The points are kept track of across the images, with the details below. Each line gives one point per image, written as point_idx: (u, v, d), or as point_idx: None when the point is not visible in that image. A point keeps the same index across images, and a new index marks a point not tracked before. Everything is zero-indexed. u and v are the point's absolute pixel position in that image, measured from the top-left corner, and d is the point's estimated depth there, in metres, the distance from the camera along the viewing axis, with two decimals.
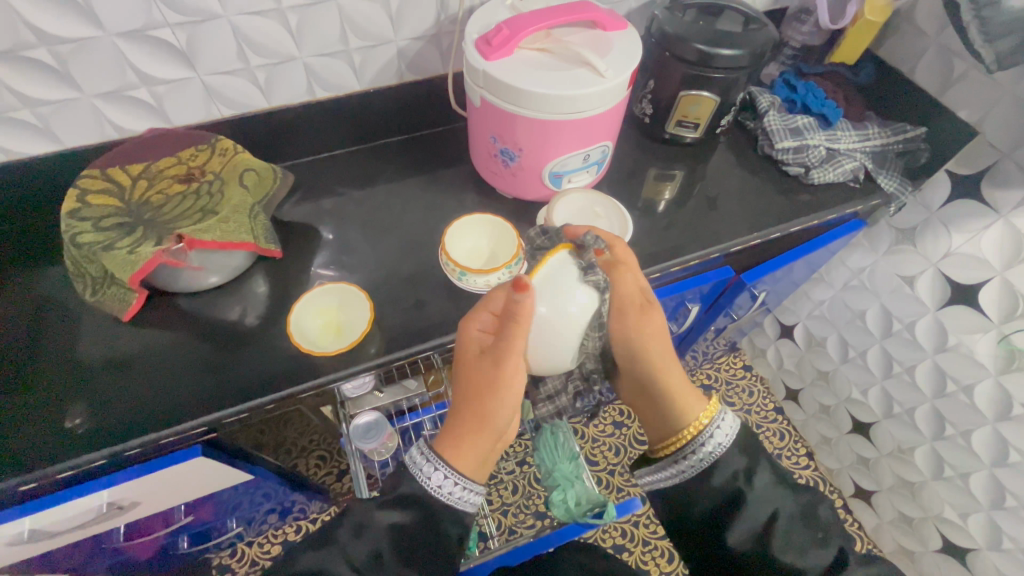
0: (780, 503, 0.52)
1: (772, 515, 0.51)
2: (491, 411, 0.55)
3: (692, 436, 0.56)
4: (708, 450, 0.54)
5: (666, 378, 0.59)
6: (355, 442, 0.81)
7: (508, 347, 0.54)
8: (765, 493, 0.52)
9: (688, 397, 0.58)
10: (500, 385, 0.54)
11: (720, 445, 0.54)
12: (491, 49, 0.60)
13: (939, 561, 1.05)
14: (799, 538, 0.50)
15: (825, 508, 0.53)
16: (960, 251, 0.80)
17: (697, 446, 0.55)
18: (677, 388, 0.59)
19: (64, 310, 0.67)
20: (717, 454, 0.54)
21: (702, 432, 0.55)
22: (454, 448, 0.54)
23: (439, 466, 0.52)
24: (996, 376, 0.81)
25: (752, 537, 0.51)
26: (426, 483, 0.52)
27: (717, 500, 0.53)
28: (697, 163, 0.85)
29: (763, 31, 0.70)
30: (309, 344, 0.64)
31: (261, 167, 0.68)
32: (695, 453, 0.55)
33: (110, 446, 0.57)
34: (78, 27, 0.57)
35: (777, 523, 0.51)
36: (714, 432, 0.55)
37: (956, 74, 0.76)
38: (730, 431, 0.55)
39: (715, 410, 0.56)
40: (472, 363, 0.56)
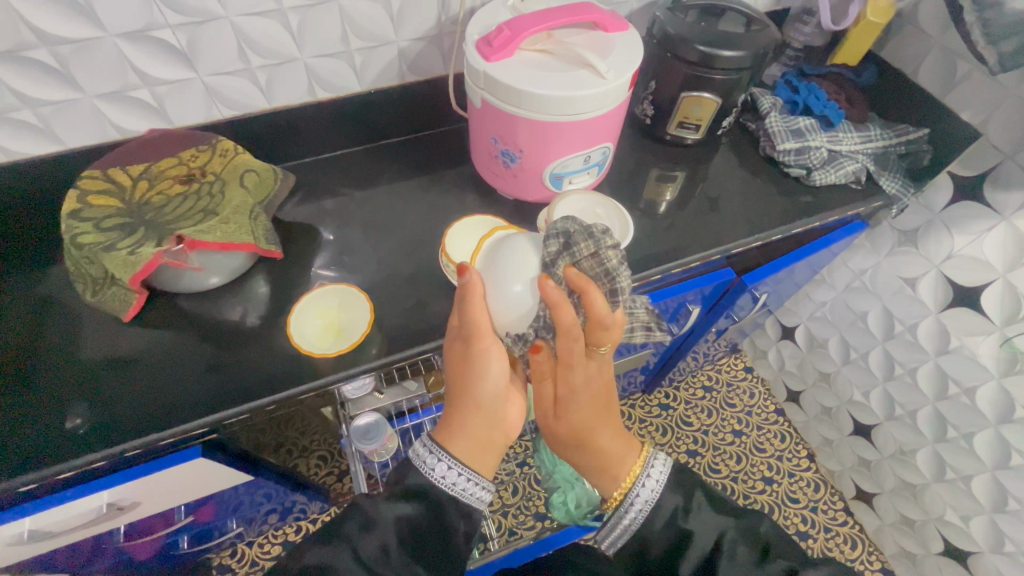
0: (722, 528, 0.51)
1: (715, 546, 0.50)
2: (477, 391, 0.54)
3: (624, 493, 0.55)
4: (638, 502, 0.54)
5: (601, 438, 0.58)
6: (355, 443, 0.82)
7: (477, 324, 0.54)
8: (704, 520, 0.52)
9: (620, 446, 0.58)
10: (479, 361, 0.55)
11: (655, 488, 0.55)
12: (492, 49, 0.60)
13: (940, 564, 1.04)
14: (746, 559, 0.49)
15: (768, 528, 0.51)
16: (962, 253, 0.79)
17: (628, 499, 0.55)
18: (611, 444, 0.58)
19: (65, 310, 0.67)
20: (653, 499, 0.54)
21: (636, 483, 0.55)
22: (455, 437, 0.54)
23: (443, 457, 0.52)
24: (999, 378, 0.80)
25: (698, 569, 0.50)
26: (432, 476, 0.52)
27: (667, 535, 0.53)
28: (699, 165, 0.84)
29: (765, 32, 0.70)
30: (309, 345, 0.65)
31: (261, 168, 0.68)
32: (633, 503, 0.55)
33: (110, 447, 0.57)
34: (80, 28, 0.57)
35: (721, 551, 0.49)
36: (648, 477, 0.55)
37: (959, 75, 0.76)
38: (661, 477, 0.56)
39: (646, 458, 0.57)
40: (453, 348, 0.57)
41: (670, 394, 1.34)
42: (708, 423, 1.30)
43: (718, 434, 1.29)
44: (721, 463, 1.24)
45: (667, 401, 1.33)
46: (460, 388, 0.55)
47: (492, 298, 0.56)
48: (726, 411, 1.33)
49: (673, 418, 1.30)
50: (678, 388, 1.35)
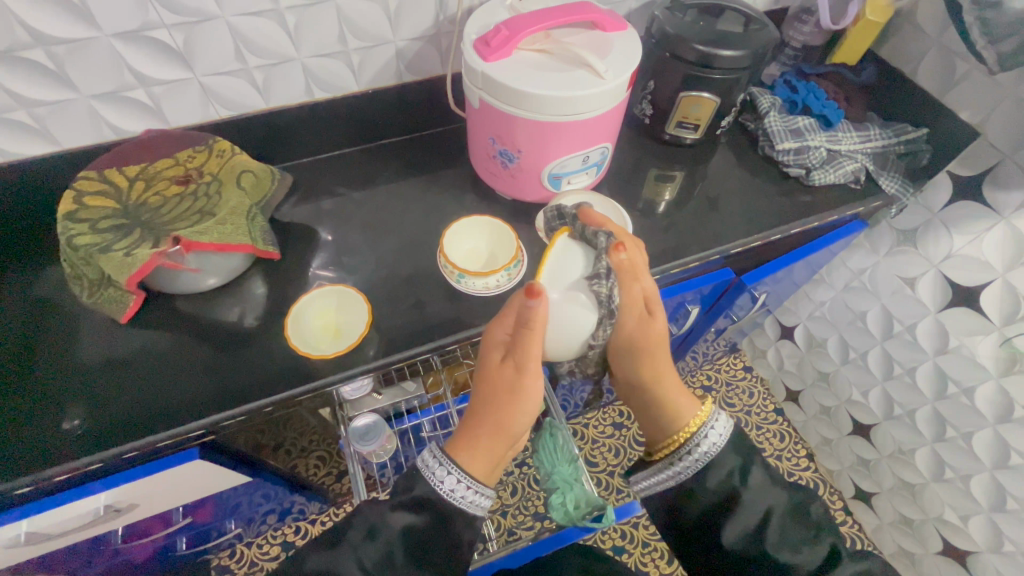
0: (775, 501, 0.52)
1: (766, 515, 0.51)
2: (510, 420, 0.54)
3: (687, 437, 0.56)
4: (701, 451, 0.54)
5: (666, 379, 0.58)
6: (354, 444, 0.81)
7: (529, 359, 0.53)
8: (760, 490, 0.53)
9: (681, 399, 0.58)
10: (521, 392, 0.53)
11: (715, 444, 0.55)
12: (490, 49, 0.60)
13: (939, 563, 1.04)
14: (794, 536, 0.51)
15: (816, 506, 0.53)
16: (961, 253, 0.79)
17: (691, 447, 0.55)
18: (672, 391, 0.58)
19: (62, 311, 0.66)
20: (712, 454, 0.55)
21: (699, 432, 0.55)
22: (470, 452, 0.53)
23: (452, 470, 0.52)
24: (998, 378, 0.80)
25: (748, 533, 0.51)
26: (438, 487, 0.51)
27: (714, 498, 0.54)
28: (697, 164, 0.84)
29: (764, 32, 0.70)
30: (307, 347, 0.64)
31: (259, 169, 0.68)
32: (692, 454, 0.55)
33: (106, 449, 0.57)
34: (76, 28, 0.57)
35: (770, 523, 0.51)
36: (711, 430, 0.55)
37: (958, 75, 0.76)
38: (722, 434, 0.56)
39: (708, 414, 0.56)
40: (493, 371, 0.55)
41: None
42: None
43: None
44: None
45: None
46: (498, 418, 0.54)
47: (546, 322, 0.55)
48: (725, 410, 1.33)
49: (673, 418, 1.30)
50: None
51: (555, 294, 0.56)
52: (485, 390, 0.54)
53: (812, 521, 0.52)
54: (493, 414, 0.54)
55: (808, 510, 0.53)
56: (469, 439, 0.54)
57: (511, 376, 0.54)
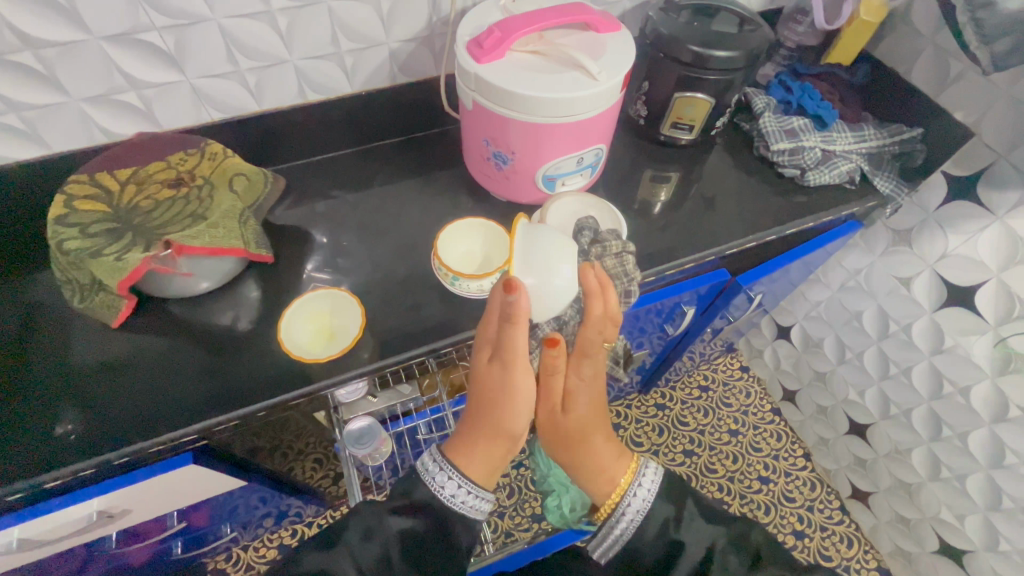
0: (712, 538, 0.52)
1: (707, 554, 0.51)
2: (507, 420, 0.53)
3: (615, 501, 0.55)
4: (632, 513, 0.54)
5: (596, 443, 0.57)
6: (349, 448, 0.81)
7: (514, 355, 0.50)
8: (696, 531, 0.53)
9: (613, 457, 0.57)
10: (512, 392, 0.52)
11: (646, 499, 0.55)
12: (483, 51, 0.60)
13: (936, 562, 1.04)
14: (738, 565, 0.50)
15: (758, 535, 0.52)
16: (956, 253, 0.79)
17: (619, 511, 0.55)
18: (603, 453, 0.57)
19: (54, 316, 0.66)
20: (642, 513, 0.54)
21: (626, 494, 0.55)
22: (466, 458, 0.54)
23: (452, 475, 0.52)
24: (993, 377, 0.80)
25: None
26: (439, 492, 0.52)
27: (658, 547, 0.54)
28: (692, 165, 0.84)
29: (758, 32, 0.70)
30: (298, 351, 0.63)
31: (251, 172, 0.68)
32: (624, 516, 0.54)
33: (97, 456, 0.56)
34: (65, 31, 0.56)
35: (713, 560, 0.51)
36: (641, 486, 0.55)
37: (952, 75, 0.76)
38: (654, 482, 0.56)
39: (636, 468, 0.57)
40: (484, 371, 0.53)
41: (667, 394, 1.34)
42: (704, 423, 1.30)
43: (715, 434, 1.29)
44: (717, 463, 1.24)
45: (663, 401, 1.33)
46: (494, 416, 0.53)
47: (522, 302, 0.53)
48: (722, 410, 1.33)
49: (670, 418, 1.30)
50: (674, 388, 1.35)
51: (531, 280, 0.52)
52: (479, 391, 0.54)
53: (752, 548, 0.51)
54: (487, 416, 0.53)
55: (749, 537, 0.52)
56: (465, 439, 0.55)
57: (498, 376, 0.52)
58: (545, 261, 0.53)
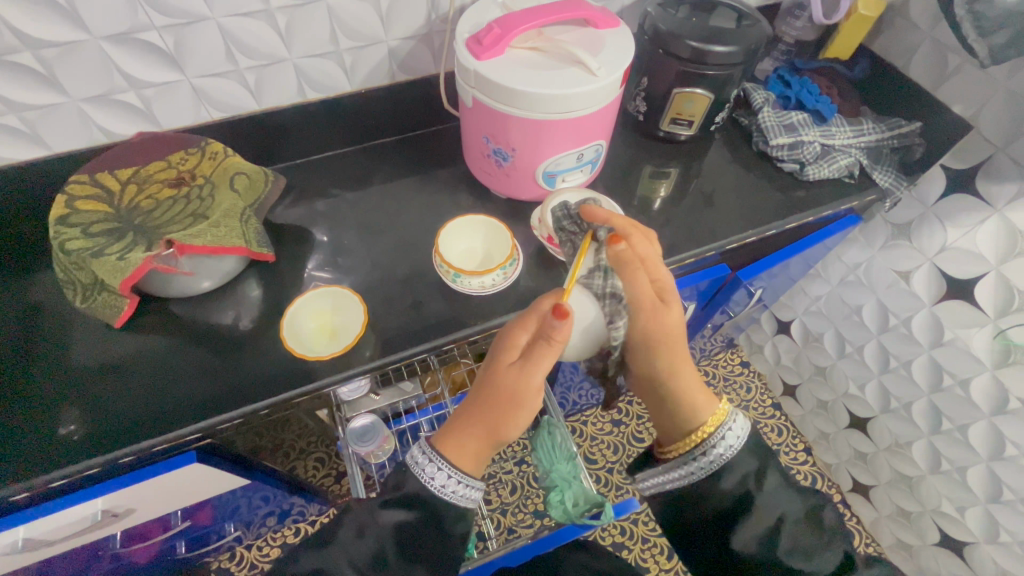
0: (786, 507, 0.52)
1: (780, 520, 0.51)
2: (505, 429, 0.51)
3: (704, 437, 0.54)
4: (718, 453, 0.54)
5: (683, 374, 0.56)
6: (351, 445, 0.81)
7: (535, 380, 0.50)
8: (772, 495, 0.53)
9: (699, 400, 0.56)
10: (520, 406, 0.51)
11: (731, 447, 0.54)
12: (482, 48, 0.60)
13: (937, 554, 1.05)
14: (805, 541, 0.51)
15: (830, 513, 0.53)
16: (955, 246, 0.80)
17: (707, 448, 0.54)
18: (692, 390, 0.56)
19: (56, 317, 0.66)
20: (729, 456, 0.54)
21: (714, 433, 0.54)
22: (453, 445, 0.52)
23: (442, 466, 0.51)
24: (993, 369, 0.81)
25: (761, 538, 0.51)
26: (428, 482, 0.51)
27: (728, 500, 0.53)
28: (692, 161, 0.84)
29: (757, 27, 0.70)
30: (303, 348, 0.64)
31: (252, 171, 0.67)
32: (707, 456, 0.54)
33: (103, 454, 0.57)
34: (64, 32, 0.56)
35: (784, 528, 0.51)
36: (726, 433, 0.54)
37: (950, 68, 0.76)
38: (740, 433, 0.55)
39: (725, 414, 0.55)
40: (499, 372, 0.51)
41: None
42: None
43: None
44: None
45: None
46: (494, 419, 0.51)
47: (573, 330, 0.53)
48: None
49: None
50: None
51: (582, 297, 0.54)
52: (491, 391, 0.51)
53: (825, 524, 0.52)
54: (487, 417, 0.52)
55: (820, 513, 0.53)
56: (460, 430, 0.53)
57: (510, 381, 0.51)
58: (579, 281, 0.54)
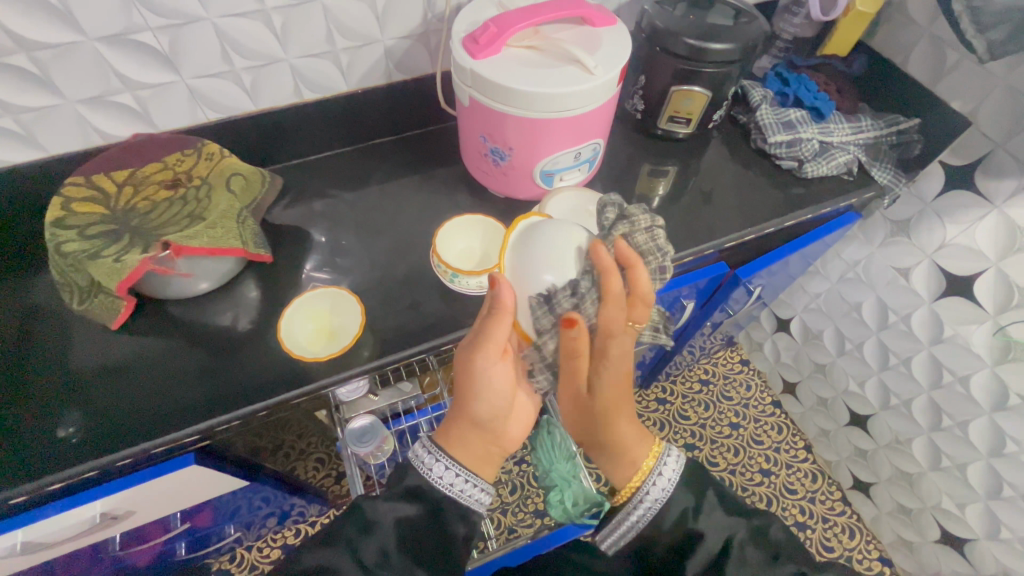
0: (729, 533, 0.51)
1: (724, 547, 0.50)
2: (470, 406, 0.53)
3: (636, 486, 0.55)
4: (652, 498, 0.54)
5: (619, 425, 0.57)
6: (350, 446, 0.81)
7: (478, 350, 0.52)
8: (713, 523, 0.52)
9: (634, 440, 0.57)
10: (473, 381, 0.52)
11: (666, 488, 0.54)
12: (479, 47, 0.60)
13: (938, 551, 1.05)
14: (777, 553, 0.49)
15: (777, 529, 0.51)
16: (954, 242, 0.79)
17: (640, 496, 0.55)
18: (627, 434, 0.57)
19: (53, 319, 0.66)
20: (663, 500, 0.54)
21: (647, 480, 0.55)
22: (445, 434, 0.55)
23: (441, 458, 0.53)
24: (993, 366, 0.80)
25: (703, 573, 0.50)
26: (430, 476, 0.52)
27: (672, 537, 0.53)
28: (690, 159, 0.84)
29: (754, 24, 0.70)
30: (299, 350, 0.64)
31: (248, 172, 0.68)
32: (645, 498, 0.54)
33: (101, 456, 0.56)
34: (59, 33, 0.56)
35: (728, 555, 0.49)
36: (661, 473, 0.55)
37: (948, 64, 0.76)
38: (672, 474, 0.55)
39: (658, 453, 0.57)
40: (460, 355, 0.55)
41: (667, 388, 1.34)
42: (705, 416, 1.31)
43: (715, 428, 1.29)
44: (719, 456, 1.24)
45: (663, 395, 1.33)
46: (461, 397, 0.54)
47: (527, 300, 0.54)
48: (722, 404, 1.33)
49: (670, 413, 1.30)
50: (674, 382, 1.35)
51: (549, 276, 0.53)
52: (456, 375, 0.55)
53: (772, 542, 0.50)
54: (458, 400, 0.54)
55: (767, 531, 0.51)
56: (449, 418, 0.55)
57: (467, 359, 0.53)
58: (552, 257, 0.54)
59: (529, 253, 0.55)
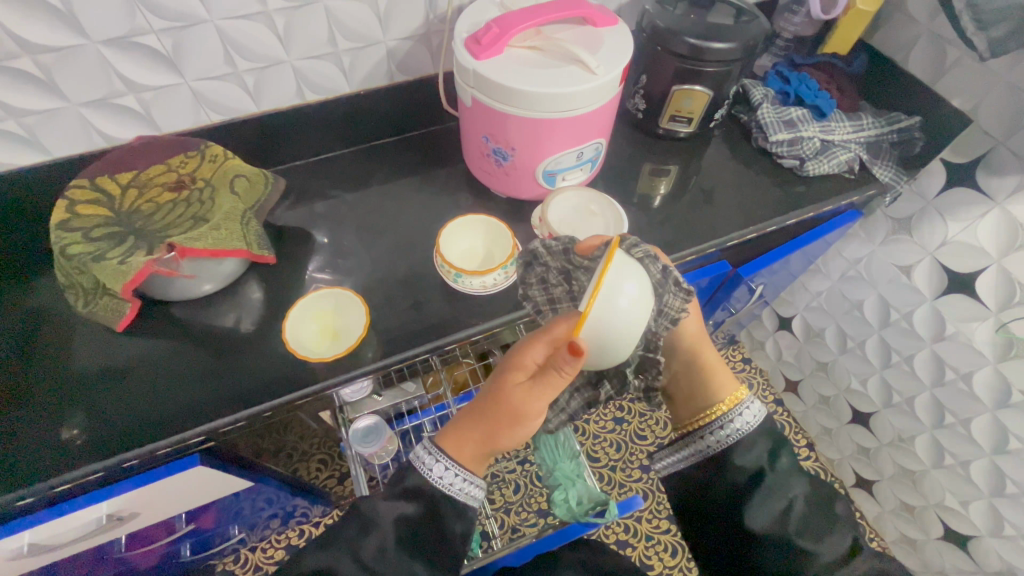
0: (797, 491, 0.53)
1: (787, 506, 0.52)
2: (500, 437, 0.53)
3: (719, 414, 0.58)
4: (733, 428, 0.56)
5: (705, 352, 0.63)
6: (355, 446, 0.81)
7: (536, 406, 0.51)
8: (785, 477, 0.53)
9: (723, 378, 0.61)
10: (523, 426, 0.52)
11: (748, 424, 0.57)
12: (481, 47, 0.60)
13: (941, 549, 1.05)
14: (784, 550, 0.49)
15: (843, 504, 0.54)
16: (956, 239, 0.80)
17: (722, 424, 0.57)
18: (715, 367, 0.62)
19: (59, 321, 0.66)
20: (744, 433, 0.56)
21: (731, 411, 0.57)
22: (455, 442, 0.54)
23: (441, 458, 0.52)
24: (995, 363, 0.80)
25: (768, 518, 0.52)
26: (433, 478, 0.52)
27: (740, 478, 0.54)
28: (691, 158, 0.84)
29: (755, 23, 0.70)
30: (304, 350, 0.64)
31: (252, 173, 0.67)
32: (724, 431, 0.57)
33: (108, 457, 0.57)
34: (62, 36, 0.56)
35: (792, 511, 0.51)
36: (744, 411, 0.57)
37: (949, 62, 0.76)
38: (754, 417, 0.57)
39: (743, 396, 0.58)
40: (505, 386, 0.52)
41: None
42: None
43: None
44: None
45: None
46: (494, 426, 0.53)
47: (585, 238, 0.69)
48: None
49: None
50: None
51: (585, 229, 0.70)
52: (495, 403, 0.52)
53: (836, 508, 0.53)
54: (486, 429, 0.53)
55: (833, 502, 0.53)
56: (465, 433, 0.54)
57: (512, 398, 0.51)
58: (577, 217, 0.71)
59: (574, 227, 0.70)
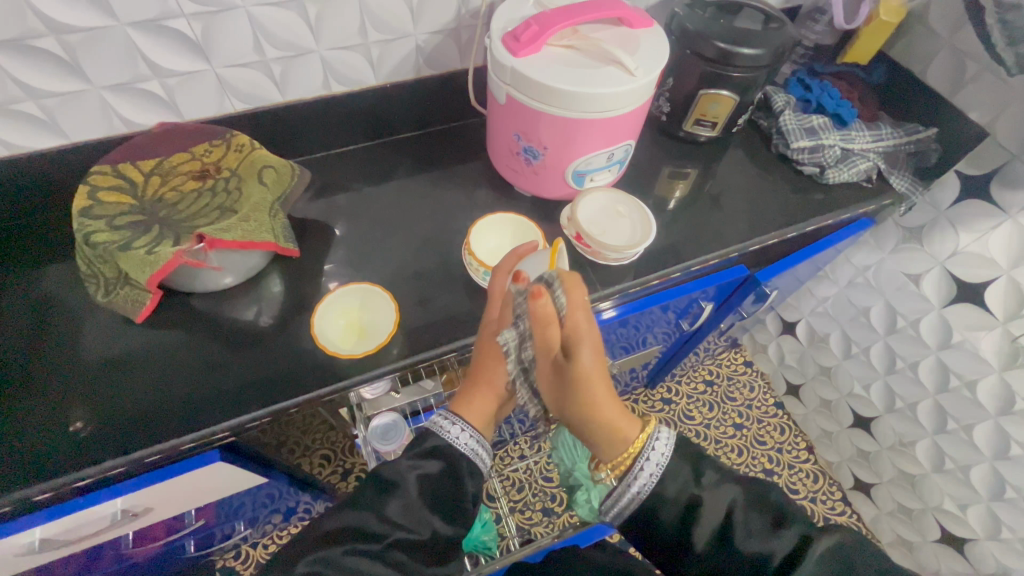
0: None
1: (727, 511, 0.49)
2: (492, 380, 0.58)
3: (628, 465, 0.52)
4: (642, 478, 0.51)
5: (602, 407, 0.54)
6: (372, 444, 0.79)
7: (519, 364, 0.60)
8: None
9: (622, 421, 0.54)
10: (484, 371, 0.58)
11: (661, 458, 0.52)
12: (520, 45, 0.59)
13: (937, 551, 1.07)
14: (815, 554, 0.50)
15: None
16: (967, 250, 0.81)
17: (629, 481, 0.52)
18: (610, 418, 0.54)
19: (72, 310, 0.64)
20: (657, 472, 0.51)
21: (640, 455, 0.52)
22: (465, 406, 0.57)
23: (464, 424, 0.55)
24: (1000, 371, 0.82)
25: (712, 534, 0.49)
26: (455, 443, 0.54)
27: None
28: (710, 162, 0.85)
29: (784, 31, 0.70)
30: (333, 345, 0.63)
31: (279, 163, 0.65)
32: (626, 493, 0.52)
33: (127, 453, 0.55)
34: (90, 16, 0.54)
35: (733, 518, 0.49)
36: (652, 454, 0.52)
37: (968, 76, 0.78)
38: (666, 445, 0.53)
39: (650, 429, 0.54)
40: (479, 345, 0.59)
41: (672, 387, 1.36)
42: (709, 417, 1.32)
43: (720, 429, 1.31)
44: (723, 456, 1.26)
45: (669, 395, 1.35)
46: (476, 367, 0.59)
47: (607, 240, 0.68)
48: (726, 405, 1.34)
49: (675, 413, 1.32)
50: (680, 382, 1.37)
51: (605, 228, 0.70)
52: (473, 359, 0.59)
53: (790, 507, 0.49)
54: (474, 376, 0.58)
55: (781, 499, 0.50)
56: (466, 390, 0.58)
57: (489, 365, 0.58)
58: (602, 216, 0.71)
59: (596, 224, 0.70)
